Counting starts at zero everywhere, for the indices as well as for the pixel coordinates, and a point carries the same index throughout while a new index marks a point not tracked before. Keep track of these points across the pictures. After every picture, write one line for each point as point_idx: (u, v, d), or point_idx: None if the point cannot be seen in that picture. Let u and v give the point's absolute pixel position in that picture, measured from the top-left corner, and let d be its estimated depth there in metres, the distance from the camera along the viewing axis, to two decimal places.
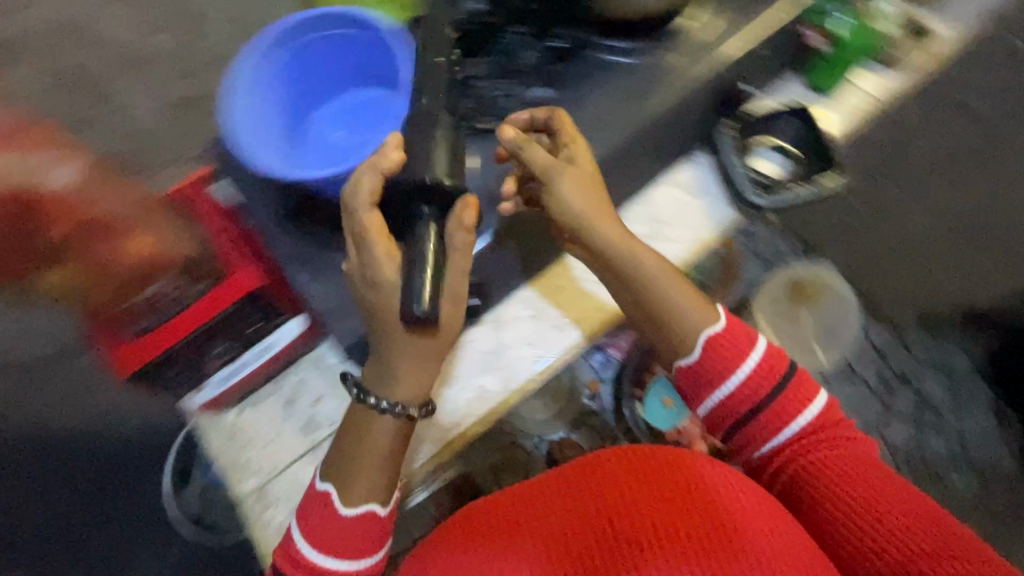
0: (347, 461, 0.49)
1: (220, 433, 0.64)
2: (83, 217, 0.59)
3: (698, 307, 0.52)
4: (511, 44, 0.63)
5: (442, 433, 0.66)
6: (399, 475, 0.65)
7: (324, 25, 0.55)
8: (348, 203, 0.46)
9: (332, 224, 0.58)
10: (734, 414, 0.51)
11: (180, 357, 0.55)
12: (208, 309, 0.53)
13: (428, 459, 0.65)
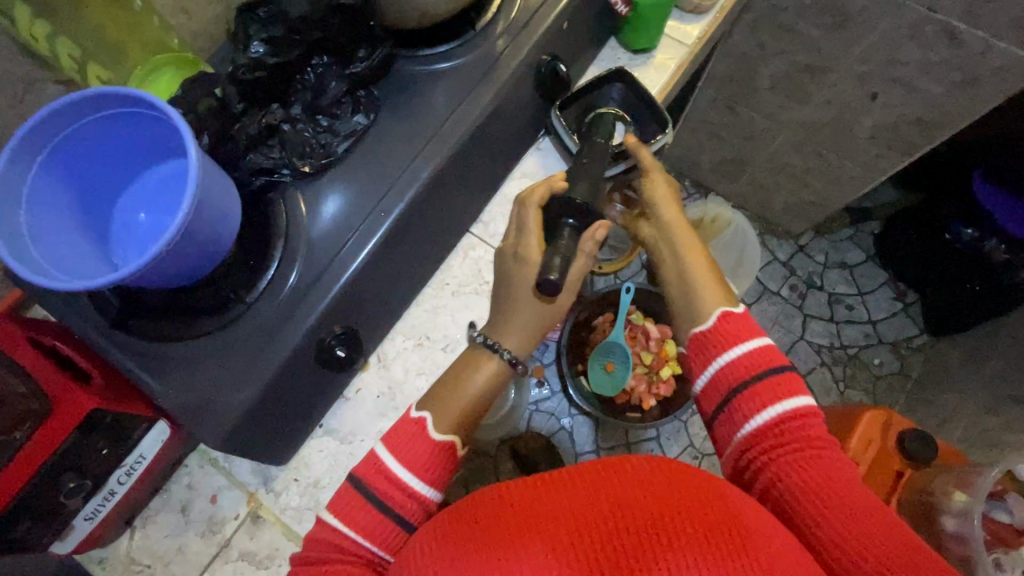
0: (438, 398, 0.56)
1: (115, 566, 0.59)
2: None
3: (710, 281, 0.62)
4: (309, 84, 0.60)
5: (459, 395, 0.57)
6: (415, 439, 0.53)
7: (86, 113, 0.48)
8: (524, 204, 0.63)
9: (174, 314, 0.55)
10: (738, 374, 0.56)
11: (31, 507, 0.49)
12: (42, 453, 0.48)
13: (447, 418, 0.55)
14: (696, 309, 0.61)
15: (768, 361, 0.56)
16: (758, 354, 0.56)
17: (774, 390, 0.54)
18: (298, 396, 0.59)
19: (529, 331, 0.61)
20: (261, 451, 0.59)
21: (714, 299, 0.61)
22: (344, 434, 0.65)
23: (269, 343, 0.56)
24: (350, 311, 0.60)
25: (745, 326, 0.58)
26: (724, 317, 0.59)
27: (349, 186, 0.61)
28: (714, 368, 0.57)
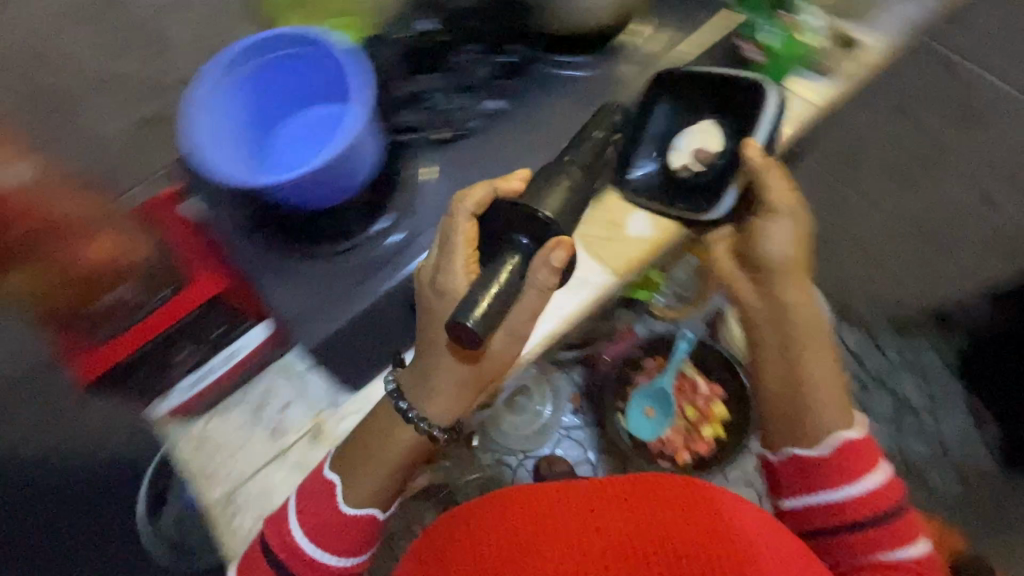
0: (354, 464, 0.58)
1: (187, 444, 0.65)
2: (40, 221, 0.53)
3: (831, 402, 0.61)
4: (460, 63, 0.68)
5: (368, 466, 0.58)
6: (328, 510, 0.57)
7: (285, 46, 0.59)
8: (454, 207, 0.53)
9: (303, 235, 0.64)
10: (841, 514, 0.58)
11: (147, 360, 0.58)
12: (172, 315, 0.57)
13: (359, 484, 0.58)
14: (814, 430, 0.61)
15: (887, 505, 0.58)
16: (880, 492, 0.58)
17: (889, 532, 0.57)
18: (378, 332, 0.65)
19: (448, 392, 0.56)
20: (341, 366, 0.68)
21: (835, 417, 0.61)
22: None
23: (375, 274, 0.66)
24: None
25: (865, 453, 0.59)
26: (845, 449, 0.59)
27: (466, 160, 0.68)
28: (825, 496, 0.59)
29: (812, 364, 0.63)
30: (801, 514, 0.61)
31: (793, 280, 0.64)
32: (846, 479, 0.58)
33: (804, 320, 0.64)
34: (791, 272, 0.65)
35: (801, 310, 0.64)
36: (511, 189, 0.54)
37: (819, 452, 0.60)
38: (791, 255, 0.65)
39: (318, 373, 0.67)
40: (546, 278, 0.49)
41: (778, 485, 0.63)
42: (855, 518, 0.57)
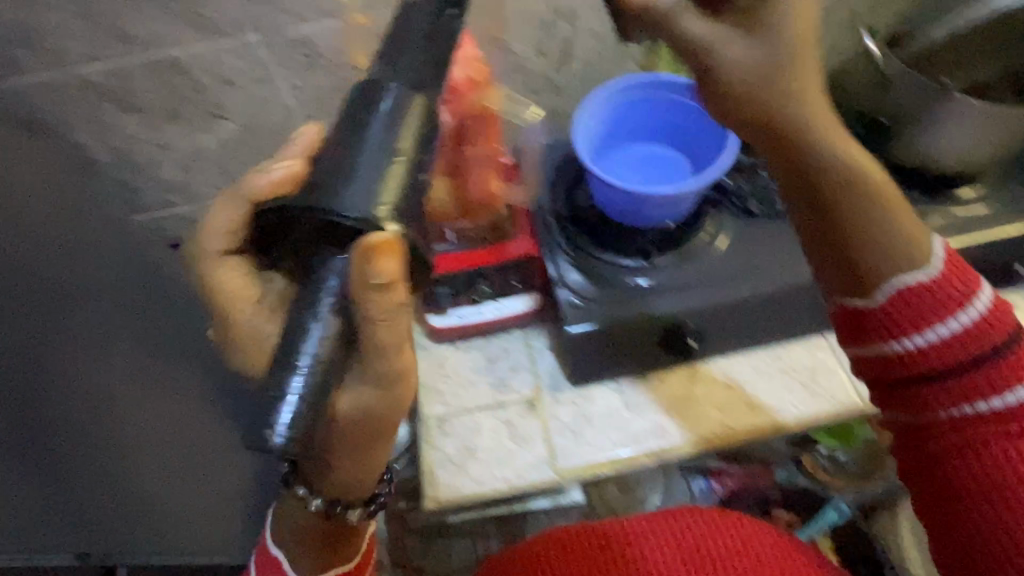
0: (294, 544, 0.57)
1: (429, 359, 0.76)
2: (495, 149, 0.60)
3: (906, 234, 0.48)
4: None
5: (317, 531, 0.56)
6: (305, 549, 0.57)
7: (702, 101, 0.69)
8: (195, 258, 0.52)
9: (597, 241, 0.72)
10: (923, 357, 0.48)
11: (453, 282, 0.69)
12: (482, 259, 0.68)
13: (313, 557, 0.57)
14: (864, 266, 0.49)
15: (998, 337, 0.48)
16: (949, 300, 0.48)
17: (995, 383, 0.48)
18: (626, 342, 0.70)
19: (350, 465, 0.51)
20: (582, 364, 0.72)
21: (906, 261, 0.48)
22: (628, 400, 0.72)
23: (639, 300, 0.70)
24: (707, 315, 0.70)
25: (960, 282, 0.48)
26: (918, 294, 0.48)
27: (759, 238, 0.72)
28: (913, 342, 0.48)
29: (880, 212, 0.48)
30: (909, 395, 0.50)
31: (823, 120, 0.47)
32: (933, 325, 0.48)
33: (895, 205, 0.48)
34: (830, 133, 0.47)
35: (842, 142, 0.48)
36: (279, 181, 0.46)
37: (891, 297, 0.49)
38: (828, 131, 0.47)
39: (551, 354, 0.76)
40: (389, 299, 0.39)
41: (916, 399, 0.50)
42: (943, 361, 0.48)
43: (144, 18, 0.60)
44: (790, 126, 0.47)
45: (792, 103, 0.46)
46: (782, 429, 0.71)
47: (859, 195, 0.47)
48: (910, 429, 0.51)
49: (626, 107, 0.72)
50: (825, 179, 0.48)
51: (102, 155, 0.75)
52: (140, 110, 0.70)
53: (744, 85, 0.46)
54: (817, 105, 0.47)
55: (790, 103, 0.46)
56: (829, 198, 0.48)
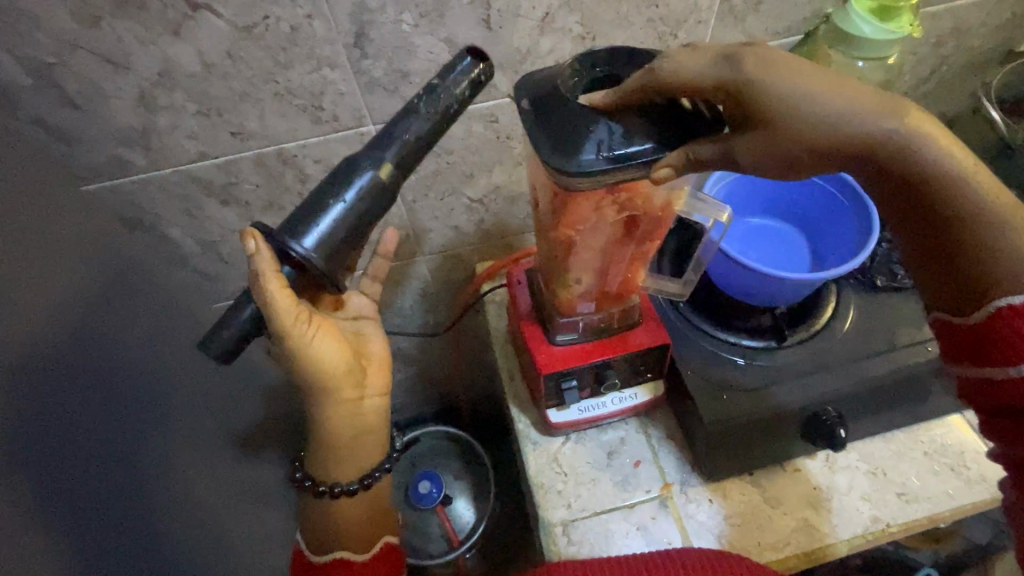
0: (314, 534, 0.58)
1: (540, 454, 0.71)
2: (661, 228, 0.53)
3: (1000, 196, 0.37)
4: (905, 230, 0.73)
5: (325, 511, 0.57)
6: (318, 541, 0.58)
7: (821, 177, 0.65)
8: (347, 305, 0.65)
9: (718, 324, 0.69)
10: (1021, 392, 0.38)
11: (581, 375, 0.64)
12: (608, 350, 0.62)
13: (318, 537, 0.58)
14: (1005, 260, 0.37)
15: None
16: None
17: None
18: (763, 432, 0.64)
19: (345, 449, 0.55)
20: (716, 459, 0.66)
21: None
22: (767, 494, 0.67)
23: (775, 386, 0.65)
24: (851, 398, 0.64)
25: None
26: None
27: (890, 312, 0.68)
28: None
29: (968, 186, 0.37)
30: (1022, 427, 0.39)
31: (869, 105, 0.37)
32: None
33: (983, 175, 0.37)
34: (893, 113, 0.36)
35: (908, 124, 0.36)
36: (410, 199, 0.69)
37: (994, 313, 0.38)
38: (910, 123, 0.36)
39: (674, 446, 0.70)
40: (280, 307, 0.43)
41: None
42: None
43: (264, 115, 0.57)
44: (832, 125, 0.36)
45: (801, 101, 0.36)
46: (936, 522, 0.65)
47: (953, 181, 0.37)
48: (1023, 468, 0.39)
49: (736, 184, 0.68)
50: (909, 181, 0.37)
51: (190, 248, 0.71)
52: (240, 203, 0.66)
53: (786, 140, 0.37)
54: (878, 107, 0.37)
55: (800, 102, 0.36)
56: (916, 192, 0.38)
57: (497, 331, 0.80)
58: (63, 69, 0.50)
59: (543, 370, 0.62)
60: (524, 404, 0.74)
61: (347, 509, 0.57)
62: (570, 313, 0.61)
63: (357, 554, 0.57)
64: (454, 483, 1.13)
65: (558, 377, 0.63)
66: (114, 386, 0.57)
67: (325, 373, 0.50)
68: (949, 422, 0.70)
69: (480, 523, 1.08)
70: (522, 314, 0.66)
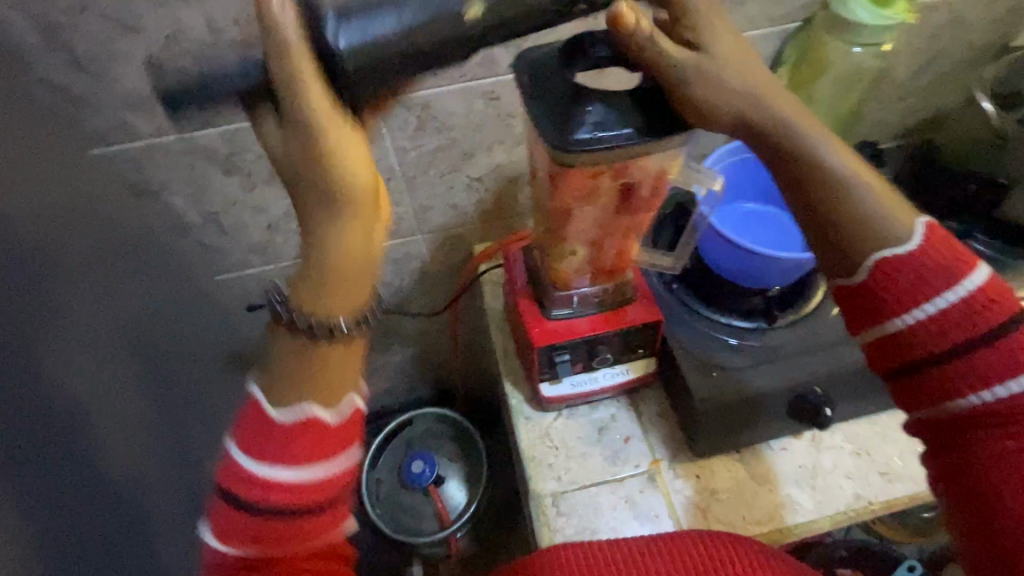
0: (280, 376, 0.40)
1: (532, 428, 0.72)
2: (658, 201, 0.54)
3: (878, 191, 0.41)
4: None
5: (295, 360, 0.39)
6: (266, 427, 0.40)
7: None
8: None
9: (712, 304, 0.70)
10: (914, 341, 0.42)
11: (574, 349, 0.65)
12: (601, 324, 0.64)
13: (290, 398, 0.40)
14: (869, 228, 0.41)
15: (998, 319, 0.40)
16: (937, 285, 0.41)
17: (1009, 363, 0.40)
18: (751, 410, 0.66)
19: (346, 281, 0.39)
20: (705, 436, 0.67)
21: (886, 216, 0.41)
22: (753, 472, 0.68)
23: (765, 365, 0.66)
24: (837, 378, 0.66)
25: (945, 257, 0.41)
26: (908, 267, 0.41)
27: None
28: (914, 319, 0.41)
29: (865, 202, 0.41)
30: (915, 384, 0.43)
31: (815, 124, 0.41)
32: (920, 300, 0.41)
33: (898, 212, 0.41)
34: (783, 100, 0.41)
35: (838, 146, 0.41)
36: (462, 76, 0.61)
37: (875, 267, 0.41)
38: (795, 110, 0.41)
39: (664, 423, 0.72)
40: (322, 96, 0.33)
41: (928, 392, 0.43)
42: (940, 345, 0.41)
43: None
44: (777, 121, 0.41)
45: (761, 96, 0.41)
46: (917, 502, 0.66)
47: (854, 197, 0.41)
48: (934, 428, 0.44)
49: (737, 166, 0.70)
50: (791, 158, 0.41)
51: (192, 218, 0.72)
52: (243, 173, 0.67)
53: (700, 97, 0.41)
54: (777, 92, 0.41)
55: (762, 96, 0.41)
56: (813, 191, 0.42)
57: (493, 309, 0.81)
58: (72, 29, 0.51)
59: (538, 342, 0.63)
60: (519, 381, 0.75)
61: (325, 356, 0.40)
62: (566, 287, 0.62)
63: (337, 417, 0.42)
64: (446, 464, 1.14)
65: (552, 350, 0.64)
66: (108, 364, 0.56)
67: (346, 181, 0.35)
68: None
69: (471, 504, 1.09)
70: (517, 288, 0.67)
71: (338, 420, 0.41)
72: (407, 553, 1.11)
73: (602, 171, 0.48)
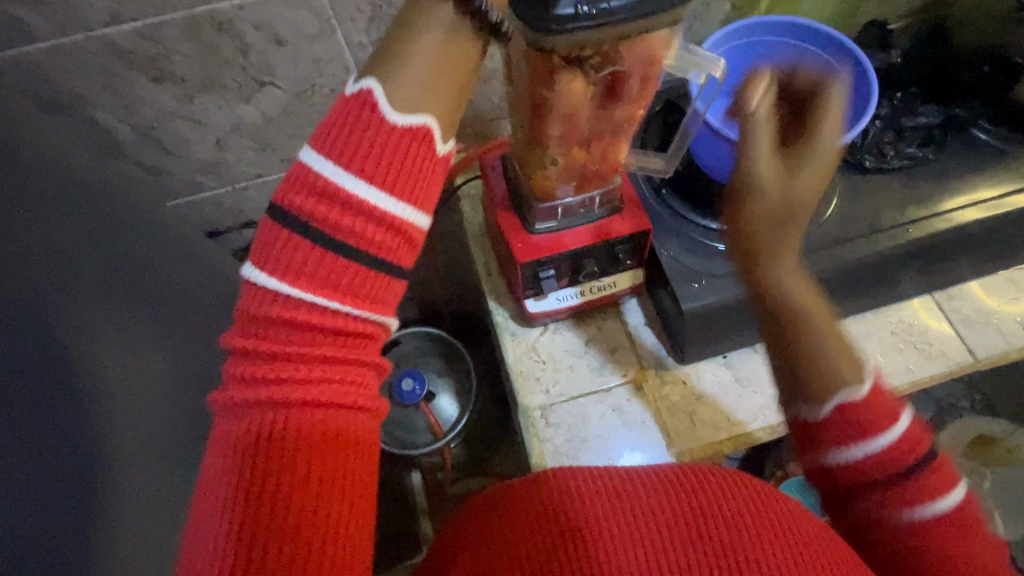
0: (401, 73, 0.37)
1: (518, 344, 0.71)
2: (651, 94, 0.49)
3: (841, 353, 0.43)
4: (900, 103, 0.70)
5: (418, 71, 0.38)
6: (367, 128, 0.37)
7: (824, 49, 0.61)
8: None
9: (702, 210, 0.67)
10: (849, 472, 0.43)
11: (560, 262, 0.62)
12: (590, 235, 0.60)
13: (413, 98, 0.37)
14: (822, 370, 0.43)
15: (914, 456, 0.42)
16: (876, 424, 0.42)
17: (925, 492, 0.41)
18: (740, 317, 0.65)
19: None
20: (692, 344, 0.66)
21: (843, 367, 0.43)
22: (739, 375, 0.69)
23: None
24: (826, 279, 0.65)
25: (882, 407, 0.42)
26: (853, 406, 0.42)
27: (866, 194, 0.67)
28: (845, 455, 0.42)
29: (829, 359, 0.43)
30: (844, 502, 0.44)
31: (808, 292, 0.44)
32: (853, 442, 0.42)
33: (854, 352, 0.44)
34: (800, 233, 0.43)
35: (818, 310, 0.44)
36: None
37: (828, 419, 0.42)
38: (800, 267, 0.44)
39: (651, 333, 0.71)
40: None
41: (856, 506, 0.43)
42: (863, 475, 0.42)
43: None
44: (781, 251, 0.43)
45: (788, 228, 0.43)
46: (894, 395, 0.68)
47: (814, 346, 0.43)
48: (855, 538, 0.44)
49: (733, 53, 0.63)
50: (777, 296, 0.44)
51: (126, 132, 0.64)
52: (174, 79, 0.59)
53: (745, 190, 0.43)
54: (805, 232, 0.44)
55: (784, 231, 0.43)
56: (785, 324, 0.43)
57: (473, 223, 0.77)
58: None
59: (519, 258, 0.60)
60: (503, 298, 0.73)
61: (450, 84, 0.38)
62: (548, 200, 0.58)
63: (439, 146, 0.39)
64: (436, 380, 1.15)
65: (537, 264, 0.61)
66: None
67: None
68: (914, 302, 0.72)
69: (464, 415, 1.12)
70: (496, 199, 0.62)
71: (438, 153, 0.39)
72: (403, 464, 1.16)
73: (590, 56, 0.41)
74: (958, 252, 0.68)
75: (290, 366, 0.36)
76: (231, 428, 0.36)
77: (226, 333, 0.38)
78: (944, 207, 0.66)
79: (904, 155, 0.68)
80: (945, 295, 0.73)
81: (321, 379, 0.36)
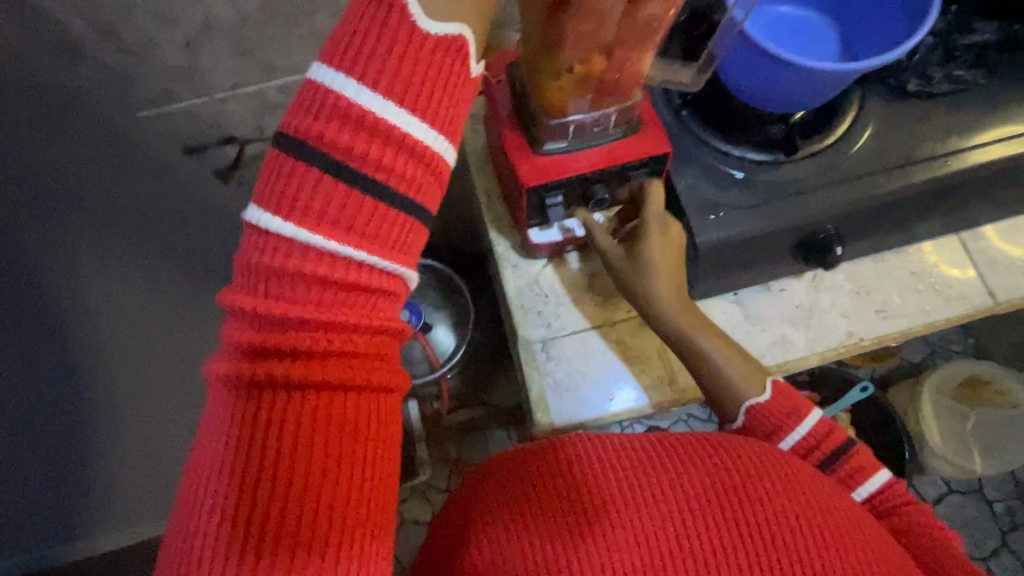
0: None
1: (521, 276, 0.68)
2: None
3: (737, 364, 0.58)
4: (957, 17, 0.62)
5: None
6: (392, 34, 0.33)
7: None
8: None
9: (726, 135, 0.61)
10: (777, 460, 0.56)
11: (569, 187, 0.57)
12: (603, 158, 0.55)
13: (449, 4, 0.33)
14: (725, 384, 0.58)
15: (799, 419, 0.56)
16: (768, 419, 0.56)
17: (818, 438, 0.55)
18: (756, 251, 0.61)
19: None
20: (703, 279, 0.63)
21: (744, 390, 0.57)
22: (750, 313, 0.67)
23: (780, 203, 0.59)
24: (852, 213, 0.60)
25: (792, 411, 0.56)
26: (765, 415, 0.56)
27: (905, 122, 0.61)
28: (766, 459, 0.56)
29: (730, 376, 0.58)
30: None
31: (695, 321, 0.59)
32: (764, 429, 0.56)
33: (751, 381, 0.58)
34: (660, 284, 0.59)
35: (716, 341, 0.59)
36: None
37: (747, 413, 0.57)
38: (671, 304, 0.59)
39: None
40: None
41: None
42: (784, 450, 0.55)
43: None
44: (655, 307, 0.59)
45: (651, 281, 0.59)
46: (905, 338, 0.66)
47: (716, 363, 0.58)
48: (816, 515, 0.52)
49: None
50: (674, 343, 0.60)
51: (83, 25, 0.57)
52: None
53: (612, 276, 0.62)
54: (666, 275, 0.59)
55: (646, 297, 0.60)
56: (689, 359, 0.60)
57: (474, 145, 0.71)
58: None
59: (525, 181, 0.55)
60: (506, 230, 0.69)
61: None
62: (558, 116, 0.52)
63: (473, 64, 0.36)
64: (432, 312, 1.13)
65: (543, 189, 0.56)
66: None
67: None
68: (937, 242, 0.69)
69: (460, 347, 1.11)
70: (501, 117, 0.57)
71: (472, 73, 0.36)
72: None
73: None
74: (993, 190, 0.64)
75: (310, 337, 0.33)
76: (238, 404, 0.33)
77: (226, 292, 0.34)
78: (988, 139, 0.60)
79: (952, 79, 0.62)
80: (972, 236, 0.69)
81: (341, 351, 0.33)
